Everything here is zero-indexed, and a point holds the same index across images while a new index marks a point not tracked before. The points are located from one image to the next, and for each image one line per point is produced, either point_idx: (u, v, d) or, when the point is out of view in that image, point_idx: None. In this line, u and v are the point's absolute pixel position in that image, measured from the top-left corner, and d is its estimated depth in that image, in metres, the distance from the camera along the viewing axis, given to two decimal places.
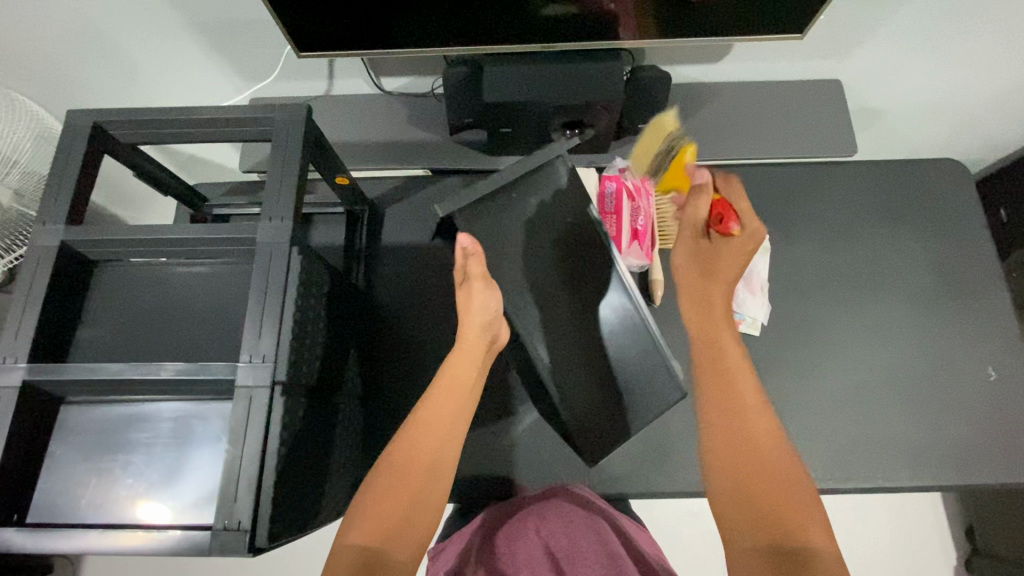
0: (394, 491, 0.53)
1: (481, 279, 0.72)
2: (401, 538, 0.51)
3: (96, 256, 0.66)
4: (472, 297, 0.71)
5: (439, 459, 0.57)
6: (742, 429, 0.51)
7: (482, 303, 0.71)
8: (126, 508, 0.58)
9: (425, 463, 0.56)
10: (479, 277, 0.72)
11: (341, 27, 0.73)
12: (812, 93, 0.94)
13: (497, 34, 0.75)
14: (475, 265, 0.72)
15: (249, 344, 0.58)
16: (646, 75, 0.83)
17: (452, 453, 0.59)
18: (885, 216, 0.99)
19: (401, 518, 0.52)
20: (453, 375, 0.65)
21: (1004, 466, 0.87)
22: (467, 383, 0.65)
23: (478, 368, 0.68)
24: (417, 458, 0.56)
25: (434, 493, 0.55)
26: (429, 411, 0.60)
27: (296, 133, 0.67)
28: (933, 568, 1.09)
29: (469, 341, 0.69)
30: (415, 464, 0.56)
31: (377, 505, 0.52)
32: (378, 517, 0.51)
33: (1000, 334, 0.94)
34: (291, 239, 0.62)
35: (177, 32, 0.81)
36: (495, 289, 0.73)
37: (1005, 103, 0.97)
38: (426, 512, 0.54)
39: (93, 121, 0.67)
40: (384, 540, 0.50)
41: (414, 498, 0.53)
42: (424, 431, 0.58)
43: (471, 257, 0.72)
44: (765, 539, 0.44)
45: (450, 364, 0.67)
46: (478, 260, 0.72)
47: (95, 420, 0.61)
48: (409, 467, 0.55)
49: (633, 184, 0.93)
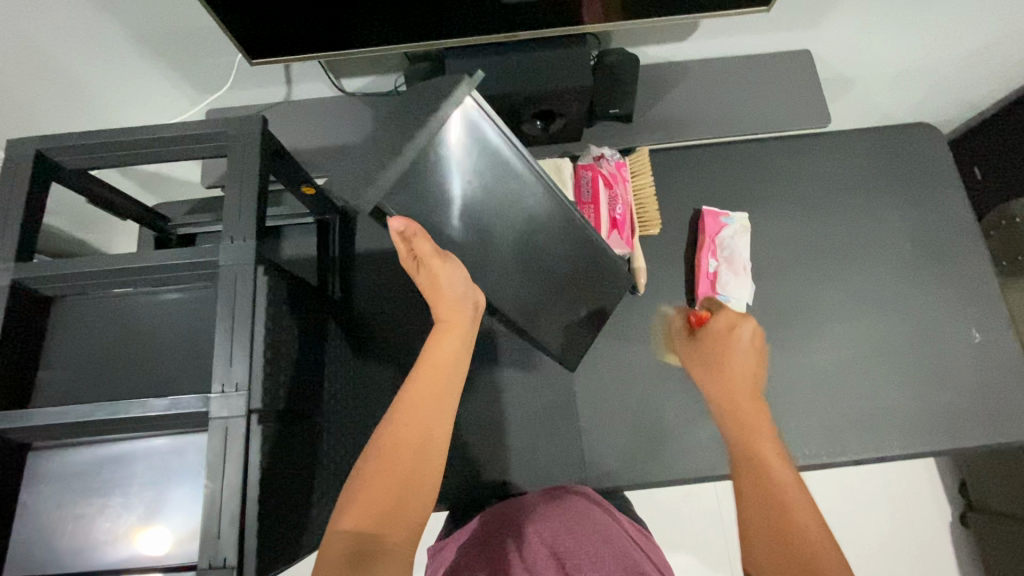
0: (385, 479, 0.51)
1: (434, 256, 0.65)
2: (393, 520, 0.50)
3: (52, 292, 0.63)
4: (438, 275, 0.64)
5: (428, 439, 0.54)
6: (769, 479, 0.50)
7: (450, 276, 0.65)
8: (106, 552, 0.57)
9: (414, 442, 0.53)
10: (433, 255, 0.64)
11: (293, 30, 0.70)
12: (782, 67, 0.93)
13: (456, 27, 0.72)
14: (422, 245, 0.64)
15: (220, 372, 0.55)
16: (611, 59, 0.81)
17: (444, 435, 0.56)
18: (862, 185, 0.99)
19: (393, 500, 0.50)
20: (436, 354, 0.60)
21: (992, 427, 0.88)
22: (449, 359, 0.61)
23: (462, 341, 0.63)
24: (406, 435, 0.53)
25: (428, 471, 0.53)
26: (417, 392, 0.56)
27: (252, 147, 0.63)
28: (929, 528, 1.11)
29: (447, 318, 0.64)
30: (406, 445, 0.53)
31: (369, 488, 0.50)
32: (371, 500, 0.50)
33: (982, 295, 0.94)
34: (256, 259, 0.59)
35: (121, 46, 0.76)
36: (455, 261, 0.66)
37: (976, 61, 0.96)
38: (421, 493, 0.52)
39: (36, 148, 0.63)
40: (375, 526, 0.49)
41: (407, 480, 0.51)
42: (409, 414, 0.55)
43: (414, 238, 0.62)
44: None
45: (431, 344, 0.62)
46: (424, 239, 0.62)
47: (63, 464, 0.59)
48: (399, 453, 0.52)
49: (608, 171, 0.89)
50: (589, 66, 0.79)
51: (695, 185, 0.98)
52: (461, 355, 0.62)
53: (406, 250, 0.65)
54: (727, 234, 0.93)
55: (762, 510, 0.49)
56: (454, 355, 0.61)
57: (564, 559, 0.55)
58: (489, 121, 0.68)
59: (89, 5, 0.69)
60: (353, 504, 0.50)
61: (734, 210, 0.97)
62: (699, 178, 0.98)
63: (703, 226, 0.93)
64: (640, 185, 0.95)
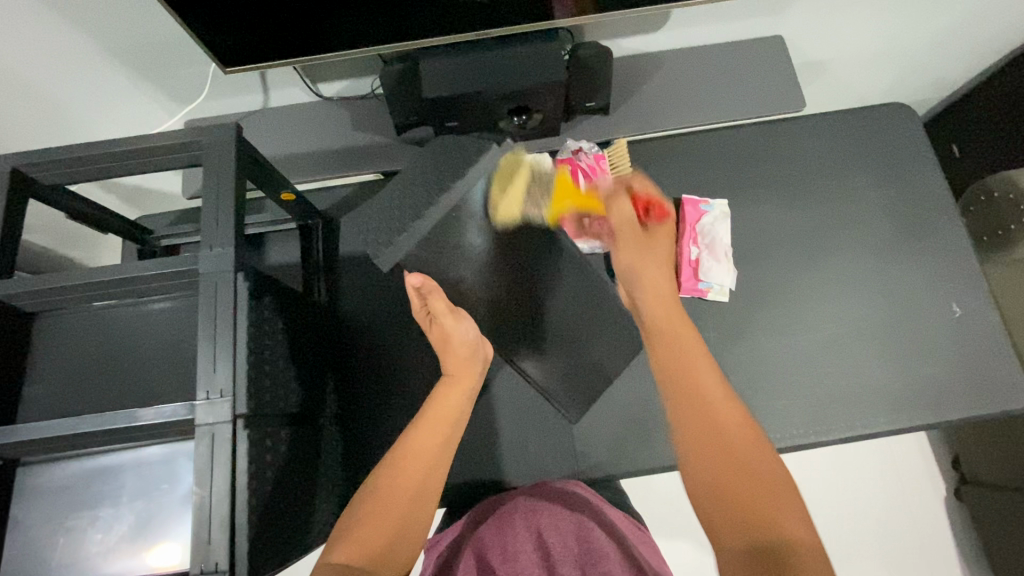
0: (380, 516, 0.53)
1: (448, 313, 0.69)
2: (385, 558, 0.51)
3: (33, 308, 0.63)
4: (451, 332, 0.69)
5: (424, 486, 0.57)
6: (703, 405, 0.50)
7: (463, 332, 0.69)
8: (98, 565, 0.57)
9: (409, 490, 0.56)
10: (447, 311, 0.69)
11: (264, 36, 0.70)
12: (756, 53, 0.93)
13: (428, 26, 0.73)
14: (439, 302, 0.68)
15: (205, 380, 0.55)
16: (584, 53, 0.80)
17: (442, 478, 0.59)
18: (841, 167, 1.00)
19: (383, 544, 0.52)
20: (443, 402, 0.64)
21: (974, 399, 0.89)
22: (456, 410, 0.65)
23: (468, 392, 0.67)
24: (402, 480, 0.56)
25: (419, 515, 0.55)
26: (418, 439, 0.59)
27: (227, 154, 0.63)
28: (924, 503, 1.13)
29: (454, 370, 0.68)
30: (401, 488, 0.56)
31: (367, 525, 0.53)
32: (362, 540, 0.52)
33: (962, 270, 0.95)
34: (234, 266, 0.59)
35: (93, 60, 0.76)
36: (467, 318, 0.71)
37: (946, 40, 0.98)
38: (410, 539, 0.54)
39: (12, 165, 0.63)
40: (368, 562, 0.51)
41: (399, 527, 0.53)
42: (409, 460, 0.58)
43: (427, 294, 0.68)
44: (746, 528, 0.44)
45: (438, 396, 0.66)
46: (438, 295, 0.68)
47: (50, 481, 0.59)
48: (396, 494, 0.55)
49: (587, 166, 0.93)
50: (563, 61, 0.79)
51: (675, 173, 0.99)
52: (466, 405, 0.66)
53: (420, 305, 0.72)
54: (708, 221, 0.95)
55: (697, 435, 0.49)
56: (461, 406, 0.65)
57: (550, 556, 0.55)
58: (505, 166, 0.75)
59: (60, 20, 0.69)
60: (344, 541, 0.52)
61: (714, 197, 0.98)
62: (679, 166, 0.99)
63: (684, 215, 0.95)
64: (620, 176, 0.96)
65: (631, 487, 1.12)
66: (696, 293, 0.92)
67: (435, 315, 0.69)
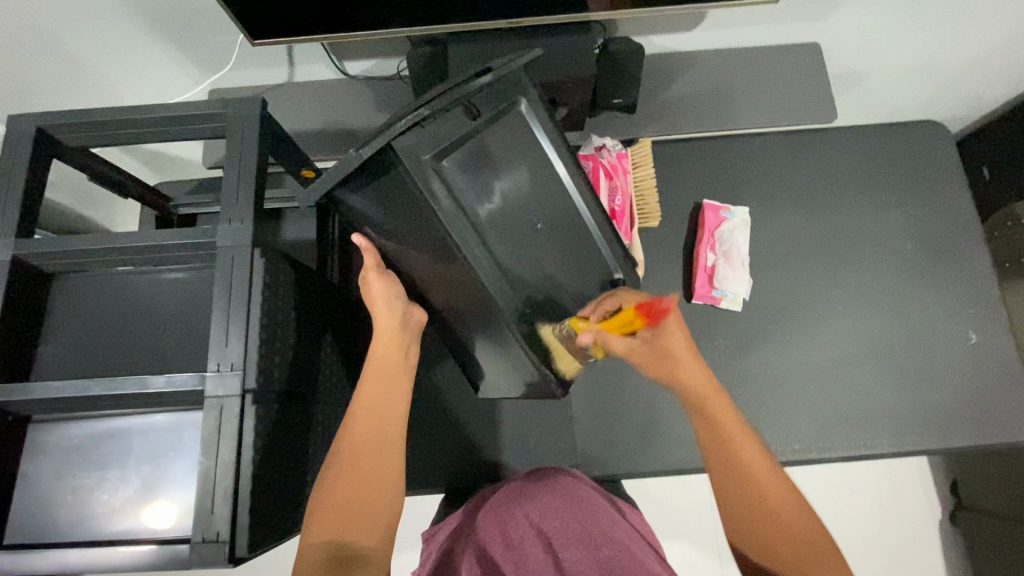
0: (351, 481, 0.56)
1: (376, 272, 0.67)
2: (359, 524, 0.54)
3: (52, 268, 0.63)
4: (373, 293, 0.67)
5: (386, 439, 0.60)
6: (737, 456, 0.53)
7: (390, 292, 0.67)
8: (101, 526, 0.58)
9: (372, 450, 0.58)
10: (374, 270, 0.67)
11: (294, 12, 0.69)
12: (791, 59, 0.91)
13: (461, 11, 0.72)
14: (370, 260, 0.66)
15: (217, 352, 0.57)
16: (616, 49, 0.80)
17: (400, 424, 0.62)
18: (866, 182, 0.98)
19: (360, 504, 0.55)
20: (379, 355, 0.64)
21: (981, 428, 0.88)
22: (396, 360, 0.65)
23: (404, 347, 0.66)
24: (364, 440, 0.59)
25: (389, 467, 0.58)
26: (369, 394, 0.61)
27: (252, 128, 0.63)
28: (921, 527, 1.12)
29: (381, 327, 0.66)
30: (363, 450, 0.58)
31: (338, 492, 0.55)
32: (338, 508, 0.54)
33: (982, 297, 0.94)
34: (254, 241, 0.60)
35: (122, 22, 0.76)
36: (393, 279, 0.68)
37: (987, 60, 0.95)
38: (390, 496, 0.57)
39: (37, 124, 0.63)
40: (348, 530, 0.53)
41: (374, 491, 0.56)
42: (365, 419, 0.60)
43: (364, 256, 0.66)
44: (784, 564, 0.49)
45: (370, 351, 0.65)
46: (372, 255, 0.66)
47: (63, 437, 0.60)
48: (360, 457, 0.58)
49: (609, 163, 0.86)
50: (591, 54, 0.79)
51: (697, 176, 0.97)
52: (406, 358, 0.66)
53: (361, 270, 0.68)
54: (726, 229, 0.93)
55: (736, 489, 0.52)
56: (399, 355, 0.65)
57: (551, 540, 0.55)
58: (459, 133, 0.59)
59: None
60: (322, 514, 0.55)
61: (734, 205, 0.96)
62: (703, 170, 0.97)
63: (703, 220, 0.93)
64: (640, 177, 0.94)
65: (628, 489, 1.13)
66: (708, 300, 0.92)
67: (364, 274, 0.68)
